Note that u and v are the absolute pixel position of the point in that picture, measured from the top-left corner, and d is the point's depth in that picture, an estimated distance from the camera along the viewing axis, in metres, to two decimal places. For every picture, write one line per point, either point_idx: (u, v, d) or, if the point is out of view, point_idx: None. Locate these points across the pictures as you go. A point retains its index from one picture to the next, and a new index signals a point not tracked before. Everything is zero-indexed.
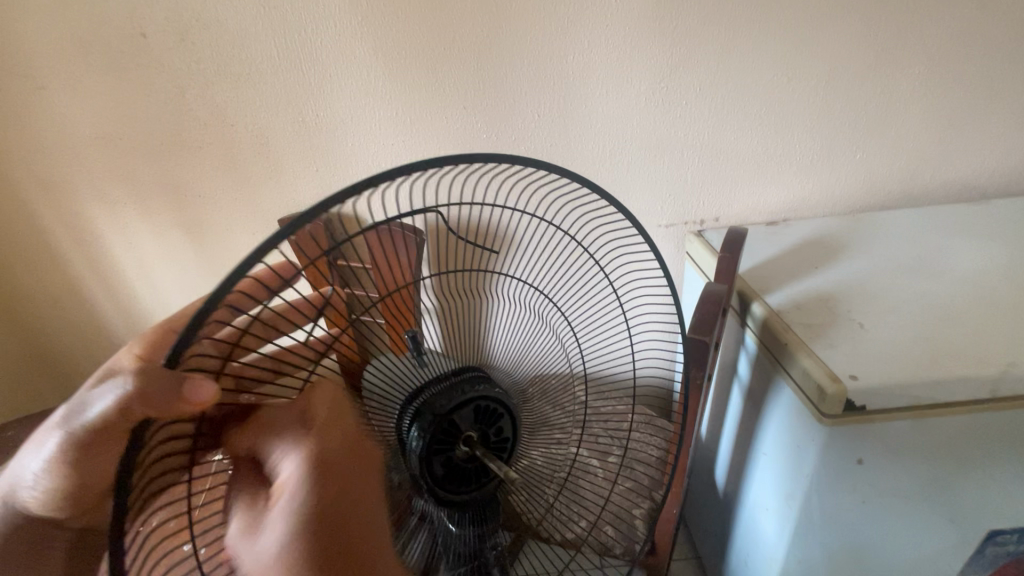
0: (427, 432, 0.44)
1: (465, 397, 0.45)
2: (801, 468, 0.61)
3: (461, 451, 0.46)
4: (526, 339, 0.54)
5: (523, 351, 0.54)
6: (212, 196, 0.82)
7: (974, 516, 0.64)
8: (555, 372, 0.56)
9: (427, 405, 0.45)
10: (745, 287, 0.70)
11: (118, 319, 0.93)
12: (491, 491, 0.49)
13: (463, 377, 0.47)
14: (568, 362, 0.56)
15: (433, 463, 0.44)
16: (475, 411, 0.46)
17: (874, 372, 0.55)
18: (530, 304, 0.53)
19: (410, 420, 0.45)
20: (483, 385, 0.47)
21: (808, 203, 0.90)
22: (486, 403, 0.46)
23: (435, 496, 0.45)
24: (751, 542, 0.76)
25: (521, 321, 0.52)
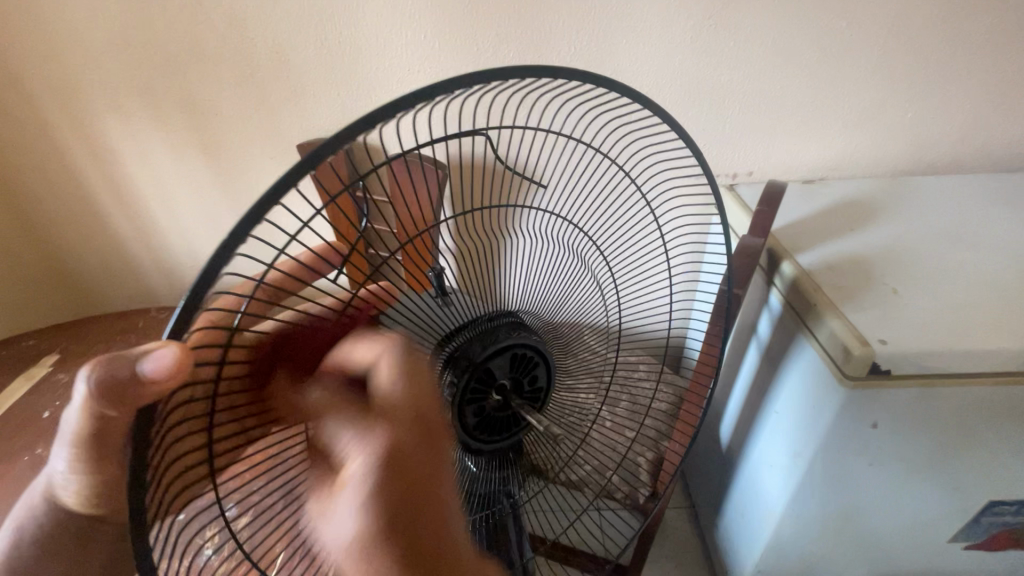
0: (466, 377, 0.44)
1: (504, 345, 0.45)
2: (812, 428, 0.61)
3: (494, 398, 0.47)
4: (560, 282, 0.50)
5: (547, 287, 0.50)
6: (230, 115, 0.79)
7: (978, 486, 0.65)
8: (588, 320, 0.54)
9: (462, 350, 0.44)
10: (777, 245, 0.68)
11: (135, 239, 0.92)
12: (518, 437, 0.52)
13: (498, 324, 0.47)
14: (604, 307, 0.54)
15: (468, 408, 0.46)
16: (512, 358, 0.46)
17: (905, 338, 0.53)
18: (564, 241, 0.49)
19: (444, 363, 0.44)
20: (517, 330, 0.47)
21: (848, 163, 0.86)
22: (523, 350, 0.46)
23: (464, 442, 0.48)
24: (751, 495, 0.78)
25: (557, 262, 0.49)
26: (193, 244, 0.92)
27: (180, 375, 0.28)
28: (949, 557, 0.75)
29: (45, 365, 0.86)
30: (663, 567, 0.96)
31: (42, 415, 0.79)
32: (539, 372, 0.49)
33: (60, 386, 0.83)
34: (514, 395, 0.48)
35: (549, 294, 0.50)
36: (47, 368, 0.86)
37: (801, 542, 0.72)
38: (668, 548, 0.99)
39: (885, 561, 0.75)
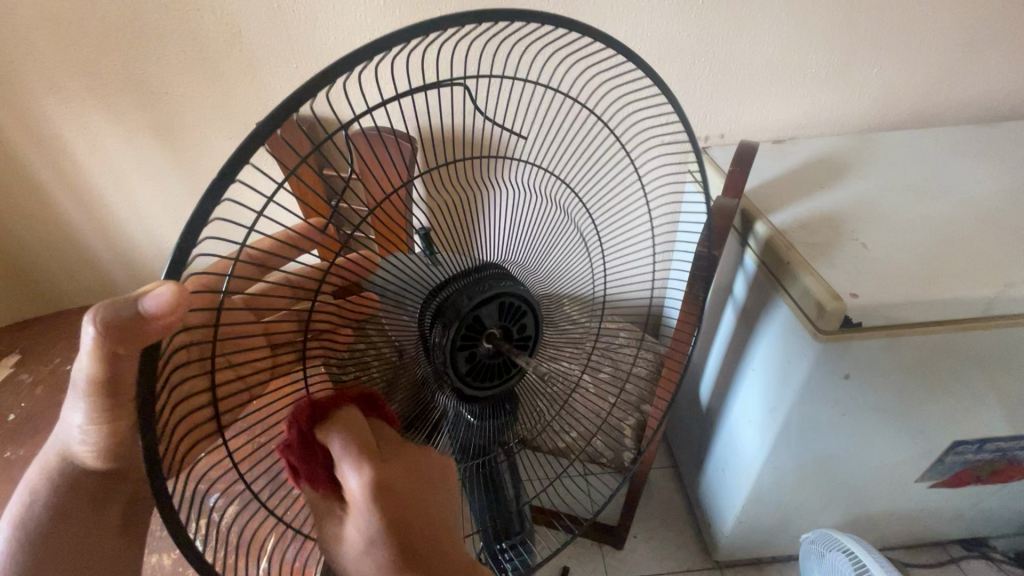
0: (454, 329, 0.40)
1: (493, 294, 0.41)
2: (787, 383, 0.63)
3: (486, 346, 0.43)
4: (548, 231, 0.49)
5: (540, 238, 0.48)
6: (181, 93, 0.75)
7: (942, 428, 0.68)
8: (573, 271, 0.54)
9: (451, 300, 0.41)
10: (749, 205, 0.68)
11: (90, 231, 0.88)
12: (512, 386, 0.48)
13: (483, 274, 0.43)
14: (586, 259, 0.53)
15: (460, 357, 0.42)
16: (501, 306, 0.42)
17: (875, 289, 0.55)
18: (545, 190, 0.47)
19: (432, 317, 0.41)
20: (507, 278, 0.43)
21: (817, 121, 0.86)
22: (510, 297, 0.43)
23: (459, 391, 0.43)
24: (730, 450, 0.80)
25: (541, 214, 0.47)
26: (154, 233, 0.89)
27: (178, 313, 0.27)
28: (917, 495, 0.79)
29: (8, 366, 0.83)
30: (650, 524, 1.00)
31: (8, 417, 0.76)
32: (527, 321, 0.45)
33: (25, 388, 0.80)
34: (504, 342, 0.44)
35: (539, 244, 0.49)
36: (8, 370, 0.83)
37: (779, 490, 0.75)
38: (654, 508, 1.02)
39: (857, 503, 0.79)
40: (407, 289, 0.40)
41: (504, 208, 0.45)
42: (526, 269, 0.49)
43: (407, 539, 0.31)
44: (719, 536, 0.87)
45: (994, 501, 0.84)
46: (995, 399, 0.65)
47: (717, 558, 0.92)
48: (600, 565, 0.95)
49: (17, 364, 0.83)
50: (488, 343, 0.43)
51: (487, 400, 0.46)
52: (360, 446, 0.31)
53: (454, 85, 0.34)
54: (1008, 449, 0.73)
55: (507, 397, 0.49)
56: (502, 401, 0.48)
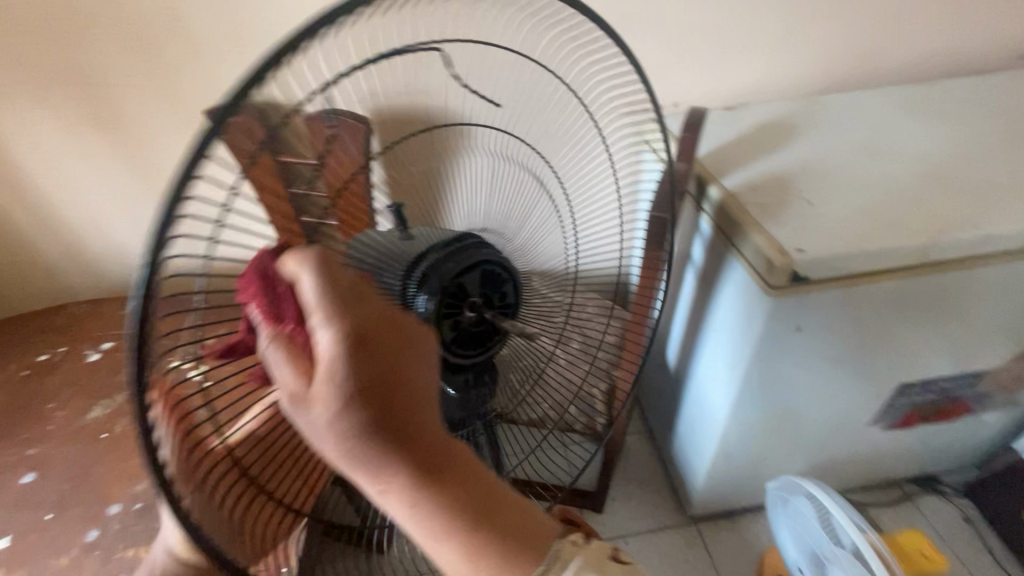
0: (438, 298, 0.41)
1: (475, 260, 0.42)
2: (745, 340, 0.66)
3: (468, 315, 0.43)
4: (518, 199, 0.51)
5: (510, 204, 0.51)
6: (122, 84, 0.72)
7: (890, 373, 0.72)
8: (542, 236, 0.56)
9: (433, 269, 0.41)
10: (703, 171, 0.70)
11: (39, 234, 0.85)
12: (495, 354, 0.48)
13: (466, 241, 0.43)
14: (559, 227, 0.57)
15: (444, 325, 0.42)
16: (483, 274, 0.43)
17: (821, 245, 0.57)
18: (517, 162, 0.50)
19: (417, 286, 0.40)
20: (486, 246, 0.44)
21: (766, 87, 0.88)
22: (491, 266, 0.43)
23: (444, 359, 0.44)
24: (698, 410, 0.84)
25: (510, 181, 0.50)
26: (108, 231, 0.86)
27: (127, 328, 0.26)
28: (872, 438, 0.85)
29: None
30: (628, 487, 1.03)
31: None
32: (508, 289, 0.45)
33: None
34: (487, 310, 0.44)
35: (510, 210, 0.51)
36: None
37: (745, 443, 0.79)
38: (632, 472, 1.05)
39: (818, 450, 0.84)
40: (383, 267, 0.40)
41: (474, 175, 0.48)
42: (507, 238, 0.51)
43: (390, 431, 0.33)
44: (692, 492, 0.91)
45: (942, 440, 0.90)
46: (937, 342, 0.70)
47: (692, 514, 0.96)
48: None
49: None
50: (471, 311, 0.43)
51: (472, 368, 0.47)
52: (332, 281, 0.31)
53: (428, 52, 0.37)
54: (951, 389, 0.78)
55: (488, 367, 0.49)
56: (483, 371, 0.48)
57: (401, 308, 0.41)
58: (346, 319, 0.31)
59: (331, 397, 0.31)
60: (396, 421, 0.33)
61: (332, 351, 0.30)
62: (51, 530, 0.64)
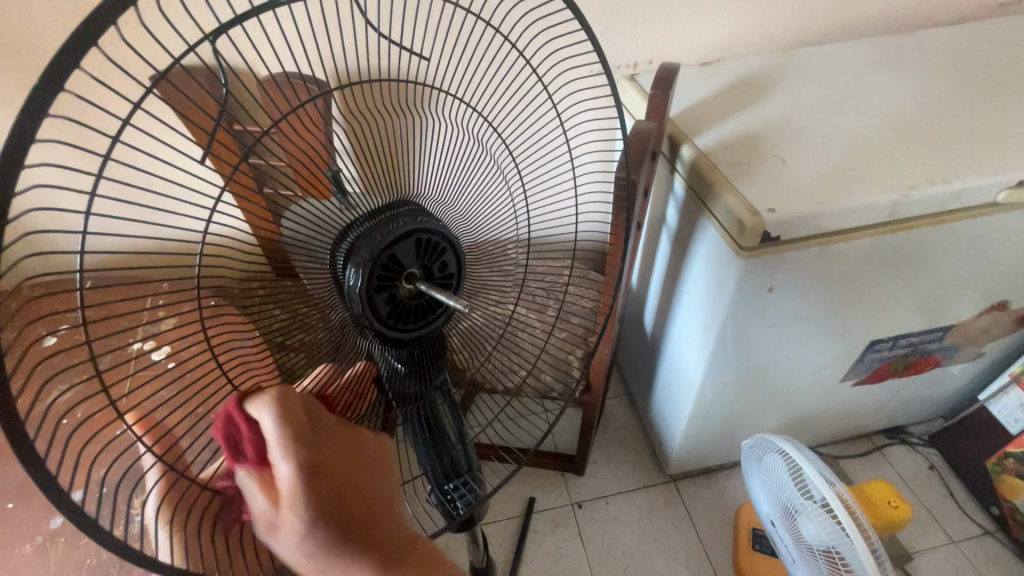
0: (366, 269, 0.38)
1: (406, 229, 0.39)
2: (720, 301, 0.65)
3: (405, 287, 0.40)
4: (463, 170, 0.48)
5: (455, 174, 0.47)
6: (54, 47, 0.67)
7: (860, 330, 0.73)
8: (494, 210, 0.53)
9: (362, 240, 0.39)
10: (677, 131, 0.69)
11: None
12: (440, 326, 0.45)
13: (399, 212, 0.41)
14: (506, 194, 0.52)
15: (378, 298, 0.39)
16: (418, 243, 0.40)
17: (793, 204, 0.56)
18: (463, 126, 0.46)
19: (347, 259, 0.39)
20: (422, 216, 0.41)
21: (742, 41, 0.86)
22: (428, 234, 0.40)
23: (381, 334, 0.41)
24: (674, 373, 0.84)
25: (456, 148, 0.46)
26: None
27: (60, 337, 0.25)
28: (844, 394, 0.86)
29: None
30: (609, 449, 1.05)
31: None
32: (448, 258, 0.42)
33: None
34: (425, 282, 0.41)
35: (457, 181, 0.47)
36: None
37: (720, 402, 0.80)
38: (612, 435, 1.07)
39: (791, 406, 0.85)
40: (314, 242, 0.40)
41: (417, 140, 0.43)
42: (446, 207, 0.47)
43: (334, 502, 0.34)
44: (670, 452, 0.93)
45: (910, 392, 0.93)
46: (906, 298, 0.70)
47: (670, 472, 0.98)
48: (564, 492, 1.00)
49: None
50: (409, 283, 0.41)
51: (413, 343, 0.44)
52: (295, 433, 0.33)
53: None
54: (920, 343, 0.80)
55: (438, 339, 0.47)
56: (430, 344, 0.46)
57: (335, 284, 0.40)
58: (305, 446, 0.33)
59: (299, 507, 0.32)
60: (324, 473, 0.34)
61: (288, 488, 0.32)
62: (15, 519, 0.63)
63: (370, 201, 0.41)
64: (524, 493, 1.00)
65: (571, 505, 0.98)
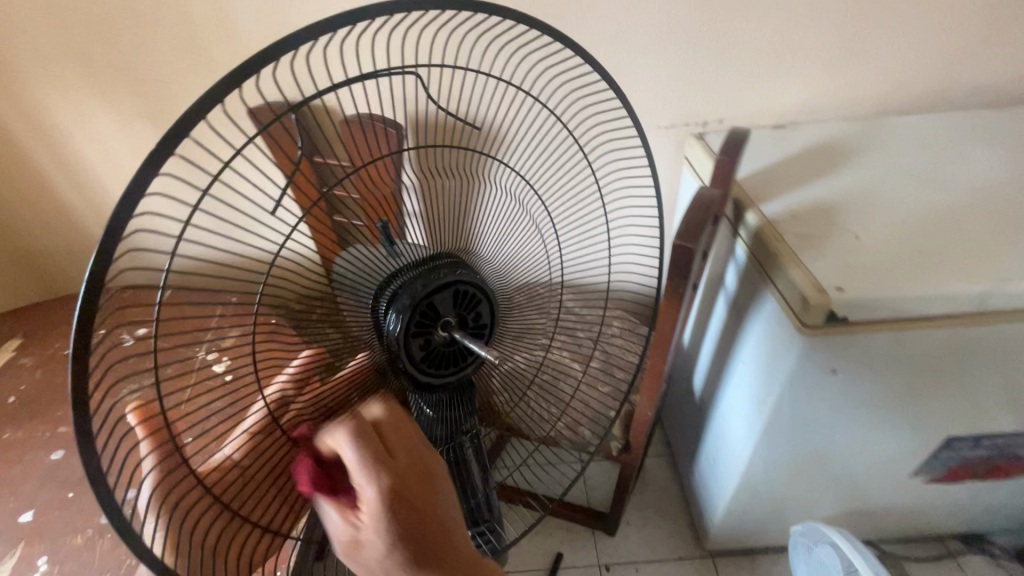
0: (407, 315, 0.39)
1: (447, 280, 0.41)
2: (775, 376, 0.62)
3: (441, 334, 0.42)
4: (503, 229, 0.49)
5: (497, 233, 0.49)
6: (175, 83, 0.75)
7: (936, 424, 0.67)
8: (535, 267, 0.54)
9: (405, 286, 0.40)
10: (741, 194, 0.67)
11: (90, 217, 0.89)
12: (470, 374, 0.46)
13: (438, 262, 0.42)
14: (544, 252, 0.54)
15: (413, 343, 0.40)
16: (456, 294, 0.41)
17: (861, 283, 0.53)
18: (507, 187, 0.48)
19: (387, 305, 0.40)
20: (461, 267, 0.43)
21: (820, 105, 0.83)
22: (467, 285, 0.42)
23: (414, 378, 0.42)
24: (721, 442, 0.80)
25: (495, 206, 0.47)
26: None
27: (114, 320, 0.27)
28: (912, 490, 0.78)
29: (8, 350, 0.84)
30: (643, 512, 1.00)
31: (8, 401, 0.77)
32: (484, 309, 0.44)
33: (25, 371, 0.81)
34: (460, 331, 0.43)
35: (499, 238, 0.49)
36: (9, 354, 0.83)
37: (770, 482, 0.75)
38: (647, 497, 1.02)
39: (850, 496, 0.78)
40: (361, 284, 0.40)
41: (465, 198, 0.46)
42: (491, 262, 0.49)
43: (409, 529, 0.37)
44: (710, 525, 0.88)
45: (994, 498, 0.82)
46: (993, 396, 0.63)
47: (709, 548, 0.92)
48: (592, 551, 0.95)
49: (20, 345, 0.84)
50: (444, 330, 0.42)
51: (443, 390, 0.46)
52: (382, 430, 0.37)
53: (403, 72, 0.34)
54: (1007, 446, 0.71)
55: (469, 390, 0.48)
56: (459, 392, 0.48)
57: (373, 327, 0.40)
58: (384, 476, 0.36)
59: (379, 524, 0.36)
60: (425, 551, 0.37)
61: (377, 498, 0.35)
62: (75, 508, 0.67)
63: (425, 249, 0.43)
64: (550, 547, 0.96)
65: (598, 567, 0.93)
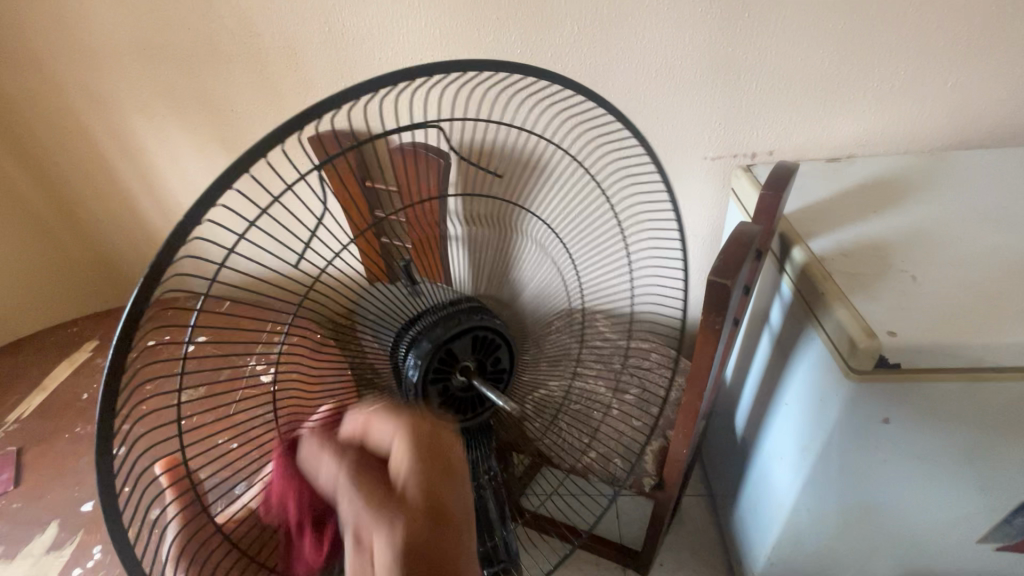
0: (424, 358, 0.42)
1: (464, 328, 0.43)
2: (821, 420, 0.59)
3: (459, 379, 0.44)
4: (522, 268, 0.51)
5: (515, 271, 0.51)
6: (248, 112, 0.82)
7: (1007, 486, 0.61)
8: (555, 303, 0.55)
9: (424, 332, 0.43)
10: (788, 229, 0.65)
11: (166, 231, 0.97)
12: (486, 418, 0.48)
13: (460, 306, 0.45)
14: (564, 293, 0.54)
15: (432, 390, 0.43)
16: (475, 340, 0.44)
17: (917, 328, 0.50)
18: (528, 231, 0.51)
19: (407, 348, 0.43)
20: (481, 313, 0.45)
21: (878, 139, 0.80)
22: (486, 332, 0.44)
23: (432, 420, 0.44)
24: (763, 487, 0.76)
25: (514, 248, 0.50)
26: None
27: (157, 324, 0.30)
28: (981, 558, 0.71)
29: (85, 351, 0.92)
30: (679, 556, 0.96)
31: (80, 396, 0.84)
32: (501, 354, 0.46)
33: (99, 371, 0.88)
34: (476, 374, 0.45)
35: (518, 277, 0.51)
36: (86, 354, 0.91)
37: (815, 535, 0.70)
38: (684, 539, 0.98)
39: (909, 558, 0.72)
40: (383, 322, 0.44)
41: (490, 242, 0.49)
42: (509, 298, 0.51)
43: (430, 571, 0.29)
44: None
45: None
46: None
47: None
48: None
49: (96, 347, 0.92)
50: (462, 374, 0.44)
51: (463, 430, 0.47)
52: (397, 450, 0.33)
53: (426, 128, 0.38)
54: None
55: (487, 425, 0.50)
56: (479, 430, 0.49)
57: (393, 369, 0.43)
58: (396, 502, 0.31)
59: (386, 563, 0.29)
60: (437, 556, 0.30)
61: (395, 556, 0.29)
62: None
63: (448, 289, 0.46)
64: None
65: None
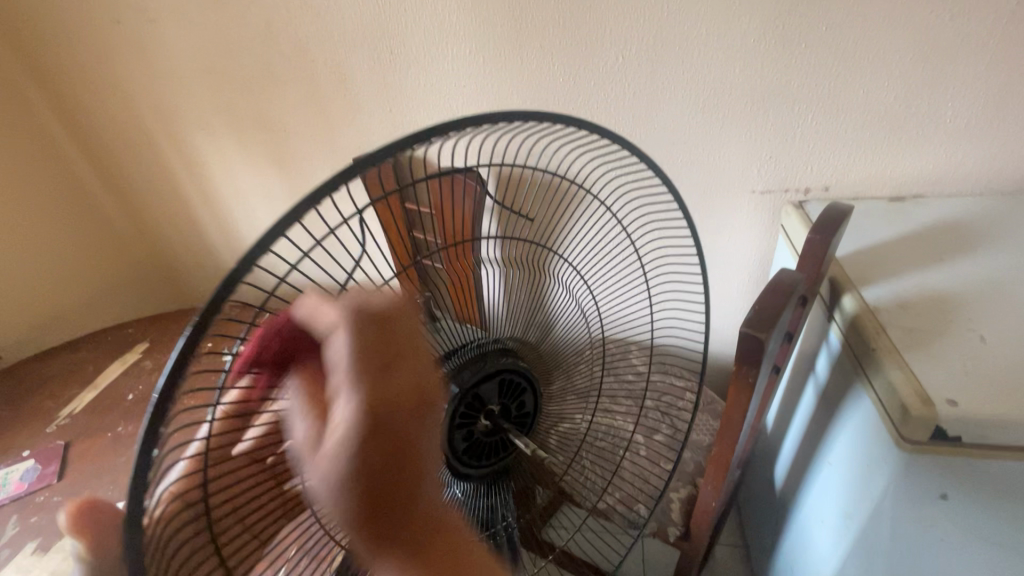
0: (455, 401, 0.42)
1: (493, 371, 0.44)
2: (869, 489, 0.53)
3: (483, 424, 0.45)
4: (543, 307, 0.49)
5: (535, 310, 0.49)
6: (298, 133, 0.86)
7: None
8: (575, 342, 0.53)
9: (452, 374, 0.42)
10: (840, 274, 0.60)
11: (219, 241, 1.03)
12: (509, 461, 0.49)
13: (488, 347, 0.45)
14: (586, 331, 0.52)
15: (456, 435, 0.43)
16: (500, 384, 0.45)
17: (983, 399, 0.44)
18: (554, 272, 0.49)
19: None
20: (507, 356, 0.46)
21: (952, 178, 0.73)
22: (513, 376, 0.46)
23: (453, 469, 0.45)
24: (802, 550, 0.70)
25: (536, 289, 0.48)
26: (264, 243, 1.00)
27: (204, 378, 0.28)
28: None
29: (137, 352, 0.98)
30: None
31: (126, 396, 0.89)
32: (525, 398, 0.48)
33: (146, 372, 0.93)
34: (501, 420, 0.46)
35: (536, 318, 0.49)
36: (137, 355, 0.97)
37: None
38: None
39: None
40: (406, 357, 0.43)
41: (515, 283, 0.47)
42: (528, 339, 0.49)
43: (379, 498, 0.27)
44: None
45: None
46: None
47: None
48: None
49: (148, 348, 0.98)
50: (486, 419, 0.45)
51: (481, 474, 0.47)
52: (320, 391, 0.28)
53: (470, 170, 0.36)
54: None
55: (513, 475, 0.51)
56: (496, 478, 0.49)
57: None
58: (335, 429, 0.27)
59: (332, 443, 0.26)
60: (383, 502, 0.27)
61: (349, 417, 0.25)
62: None
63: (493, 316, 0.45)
64: None
65: None
